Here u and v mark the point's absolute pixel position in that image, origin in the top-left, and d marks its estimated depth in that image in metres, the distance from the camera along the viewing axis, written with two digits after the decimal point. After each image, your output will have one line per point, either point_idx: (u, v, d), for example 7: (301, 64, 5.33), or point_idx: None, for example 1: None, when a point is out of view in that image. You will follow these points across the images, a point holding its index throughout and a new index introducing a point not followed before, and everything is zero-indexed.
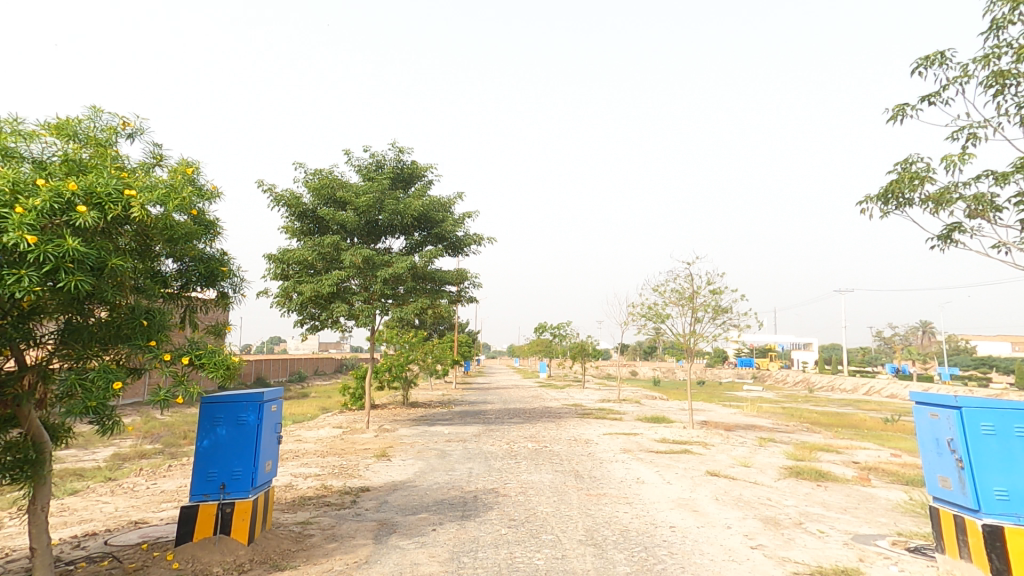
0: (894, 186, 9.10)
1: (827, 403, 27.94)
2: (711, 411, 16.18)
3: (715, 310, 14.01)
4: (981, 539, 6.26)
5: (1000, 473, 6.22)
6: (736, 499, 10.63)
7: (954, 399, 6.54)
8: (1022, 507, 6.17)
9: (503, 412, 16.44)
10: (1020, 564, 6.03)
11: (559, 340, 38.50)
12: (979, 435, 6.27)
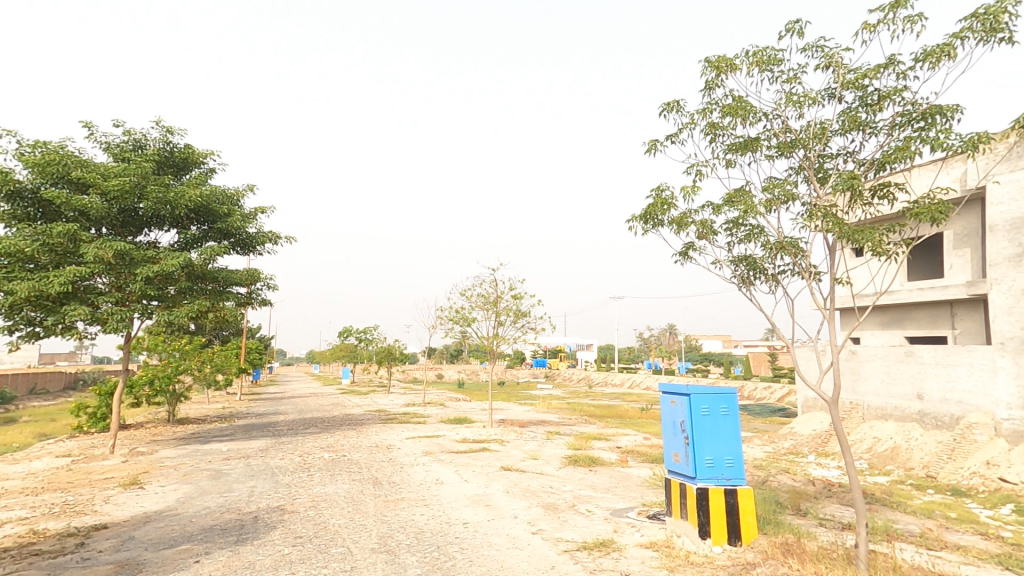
0: (652, 209, 10.79)
1: (600, 397, 32.44)
2: (508, 410, 17.36)
3: (516, 314, 14.98)
4: (694, 499, 8.92)
5: (710, 446, 9.07)
6: (524, 490, 11.02)
7: (687, 388, 9.46)
8: (722, 471, 9.02)
9: (296, 423, 15.40)
10: (716, 516, 8.79)
11: (364, 346, 37.61)
12: (701, 414, 9.18)
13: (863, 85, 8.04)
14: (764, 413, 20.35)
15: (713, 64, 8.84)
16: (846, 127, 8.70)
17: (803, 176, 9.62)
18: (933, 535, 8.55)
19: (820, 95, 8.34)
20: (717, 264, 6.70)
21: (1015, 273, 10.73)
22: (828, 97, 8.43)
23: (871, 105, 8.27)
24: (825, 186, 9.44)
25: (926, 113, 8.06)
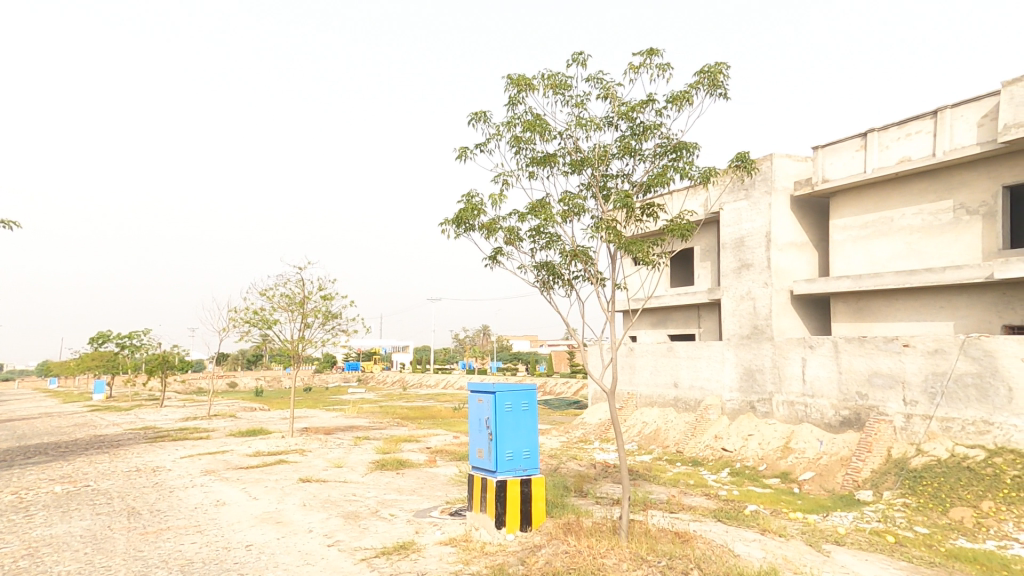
0: (462, 213, 10.40)
1: (414, 398, 32.44)
2: (314, 418, 16.31)
3: (325, 316, 14.01)
4: (493, 492, 9.33)
5: (510, 440, 9.61)
6: (323, 501, 10.22)
7: (493, 386, 9.84)
8: (519, 463, 9.62)
9: (14, 453, 12.15)
10: (511, 505, 9.36)
11: (127, 352, 31.52)
12: (504, 410, 9.68)
13: (633, 118, 9.47)
14: (562, 406, 22.48)
15: (513, 81, 9.28)
16: (621, 152, 10.11)
17: (591, 193, 10.80)
18: (675, 500, 10.53)
19: (602, 121, 9.55)
20: (521, 271, 7.31)
21: (738, 282, 13.61)
22: (607, 125, 9.72)
23: (639, 136, 9.78)
24: (608, 202, 10.77)
25: (675, 147, 9.86)
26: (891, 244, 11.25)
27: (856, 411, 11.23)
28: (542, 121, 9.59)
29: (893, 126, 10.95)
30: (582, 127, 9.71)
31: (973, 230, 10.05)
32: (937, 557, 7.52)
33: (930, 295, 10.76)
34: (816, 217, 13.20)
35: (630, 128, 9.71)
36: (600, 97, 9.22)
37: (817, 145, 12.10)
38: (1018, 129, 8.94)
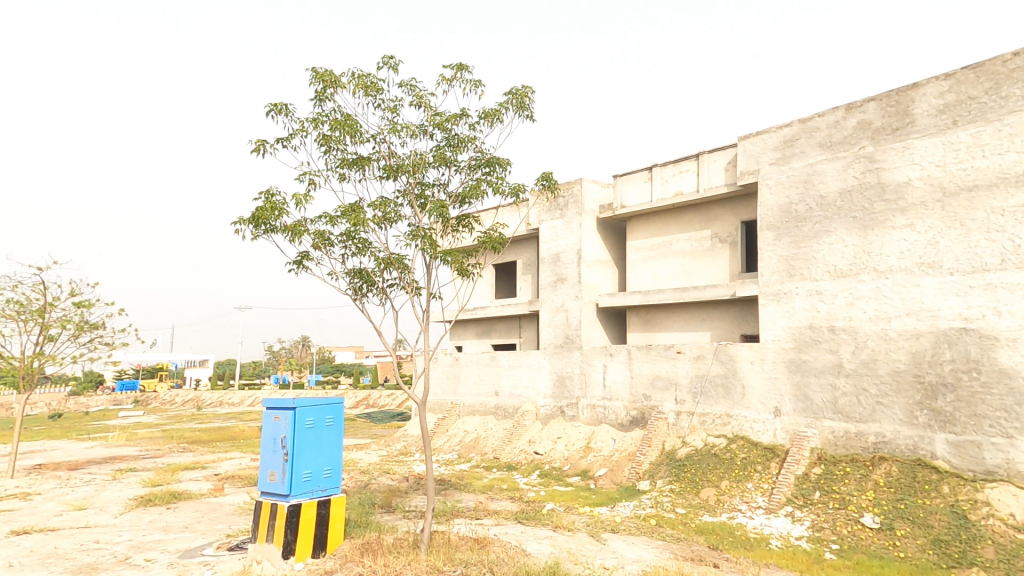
0: (260, 213, 9.03)
1: (197, 421, 28.38)
2: (52, 453, 13.58)
3: (78, 326, 11.54)
4: (283, 519, 8.21)
5: (309, 459, 8.63)
6: (43, 557, 7.95)
7: (292, 401, 8.68)
8: (318, 482, 8.74)
9: None
10: (304, 529, 8.38)
11: None
12: (304, 427, 8.66)
13: (447, 128, 9.52)
14: (386, 418, 21.78)
15: (319, 75, 8.63)
16: (436, 161, 10.08)
17: (407, 199, 10.57)
18: (482, 506, 10.66)
19: (416, 129, 9.41)
20: (333, 276, 7.65)
21: (554, 295, 14.59)
22: (422, 133, 9.59)
23: (454, 147, 9.88)
24: (424, 211, 10.62)
25: (489, 161, 10.18)
26: (669, 264, 13.12)
27: (642, 410, 12.73)
28: (353, 121, 9.05)
29: (670, 164, 12.86)
30: (396, 132, 9.41)
31: (724, 255, 12.20)
32: (684, 533, 9.00)
33: (695, 309, 12.78)
34: (617, 237, 14.84)
35: (445, 138, 9.74)
36: (413, 104, 9.07)
37: (616, 174, 13.69)
38: (748, 176, 11.48)
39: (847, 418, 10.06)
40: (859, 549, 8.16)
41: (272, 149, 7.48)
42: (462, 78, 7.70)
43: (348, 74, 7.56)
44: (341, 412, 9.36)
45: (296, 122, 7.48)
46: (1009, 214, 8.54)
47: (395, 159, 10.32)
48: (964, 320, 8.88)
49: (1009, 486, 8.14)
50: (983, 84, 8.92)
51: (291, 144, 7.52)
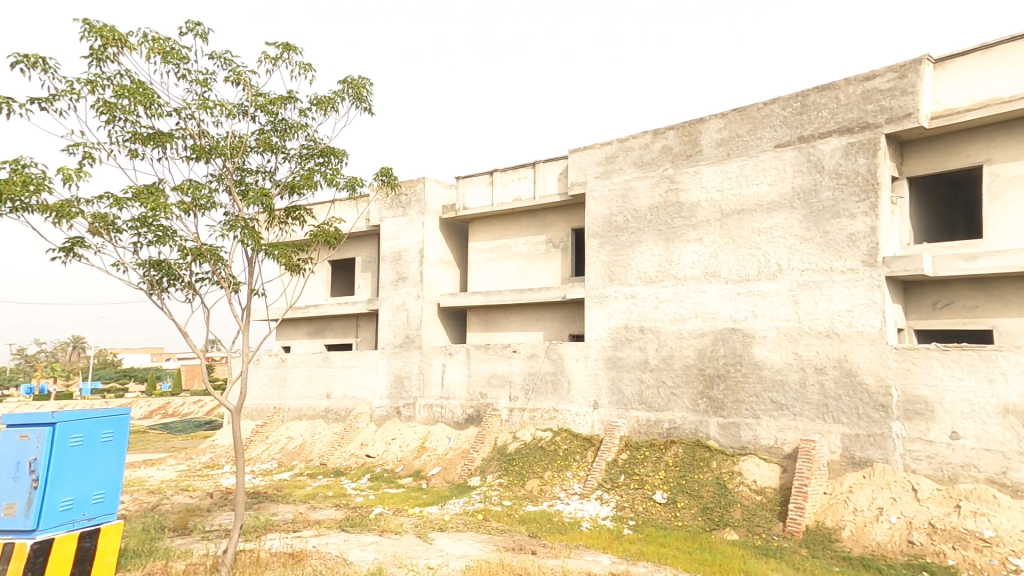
0: (5, 188, 7.07)
1: None
2: None
3: None
4: (21, 561, 6.34)
5: (72, 484, 6.93)
6: None
7: (50, 415, 6.86)
8: (83, 510, 7.11)
9: None
10: (54, 570, 6.60)
11: None
12: (67, 446, 6.93)
13: (272, 111, 8.59)
14: (189, 429, 18.86)
15: (95, 29, 7.12)
16: (259, 146, 9.03)
17: (223, 186, 9.28)
18: (301, 517, 9.73)
19: (234, 108, 8.34)
20: (119, 267, 7.49)
21: (394, 294, 14.16)
22: (241, 114, 8.52)
23: (282, 133, 8.96)
24: (244, 200, 9.40)
25: (323, 151, 9.45)
26: (508, 267, 13.63)
27: (478, 408, 12.95)
28: (147, 89, 7.65)
29: (509, 170, 13.40)
30: (206, 109, 8.19)
31: (557, 260, 13.10)
32: (508, 525, 9.40)
33: (529, 310, 13.46)
34: (458, 238, 14.97)
35: (270, 122, 8.77)
36: (228, 80, 8.00)
37: (459, 175, 13.85)
38: (577, 187, 12.63)
39: (649, 408, 11.80)
40: (650, 522, 9.99)
41: (24, 110, 6.68)
42: (287, 59, 7.93)
43: (143, 37, 7.29)
44: (121, 424, 7.74)
45: (64, 83, 6.94)
46: (763, 235, 10.96)
47: (206, 139, 8.98)
48: (734, 322, 11.22)
49: (754, 458, 10.75)
50: (745, 125, 11.16)
51: (54, 106, 6.96)
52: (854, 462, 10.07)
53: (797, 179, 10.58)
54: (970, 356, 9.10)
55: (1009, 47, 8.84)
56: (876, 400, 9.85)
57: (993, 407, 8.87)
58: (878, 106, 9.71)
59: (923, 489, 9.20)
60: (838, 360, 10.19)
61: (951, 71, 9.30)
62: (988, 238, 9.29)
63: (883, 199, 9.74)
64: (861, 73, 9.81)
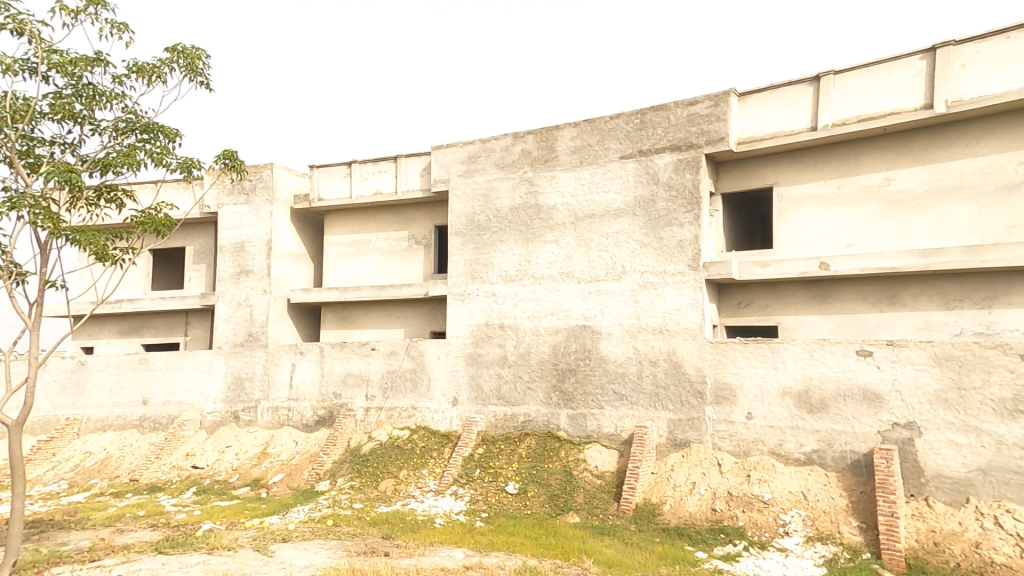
0: None
1: None
2: None
3: None
4: None
5: None
6: None
7: None
8: None
9: None
10: None
11: None
12: None
13: (72, 73, 7.27)
14: None
15: None
16: (56, 113, 7.58)
17: (4, 157, 7.61)
18: (102, 544, 8.33)
19: (15, 64, 6.90)
20: None
21: (235, 288, 12.86)
22: (27, 73, 7.07)
23: (88, 100, 7.62)
24: (34, 174, 7.79)
25: (146, 126, 8.24)
26: (368, 262, 13.22)
27: (330, 409, 12.32)
28: None
29: (369, 162, 13.01)
30: None
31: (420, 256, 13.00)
32: (360, 528, 9.08)
33: (390, 306, 13.15)
34: (313, 230, 14.13)
35: (70, 86, 7.41)
36: (6, 28, 6.60)
37: (313, 164, 13.10)
38: (440, 184, 12.67)
39: (506, 402, 12.25)
40: (502, 513, 10.40)
41: None
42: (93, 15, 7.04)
43: None
44: None
45: None
46: (610, 238, 12.04)
47: None
48: (585, 319, 12.16)
49: (597, 445, 11.77)
50: (595, 136, 12.16)
51: None
52: (676, 443, 11.55)
53: (637, 189, 11.82)
54: (762, 348, 10.96)
55: (791, 89, 10.73)
56: (694, 387, 11.38)
57: (776, 390, 10.77)
58: (699, 129, 11.25)
59: (725, 463, 10.90)
60: (667, 353, 11.59)
61: (752, 105, 11.04)
62: (777, 249, 11.25)
63: (703, 212, 11.29)
64: (686, 99, 11.26)
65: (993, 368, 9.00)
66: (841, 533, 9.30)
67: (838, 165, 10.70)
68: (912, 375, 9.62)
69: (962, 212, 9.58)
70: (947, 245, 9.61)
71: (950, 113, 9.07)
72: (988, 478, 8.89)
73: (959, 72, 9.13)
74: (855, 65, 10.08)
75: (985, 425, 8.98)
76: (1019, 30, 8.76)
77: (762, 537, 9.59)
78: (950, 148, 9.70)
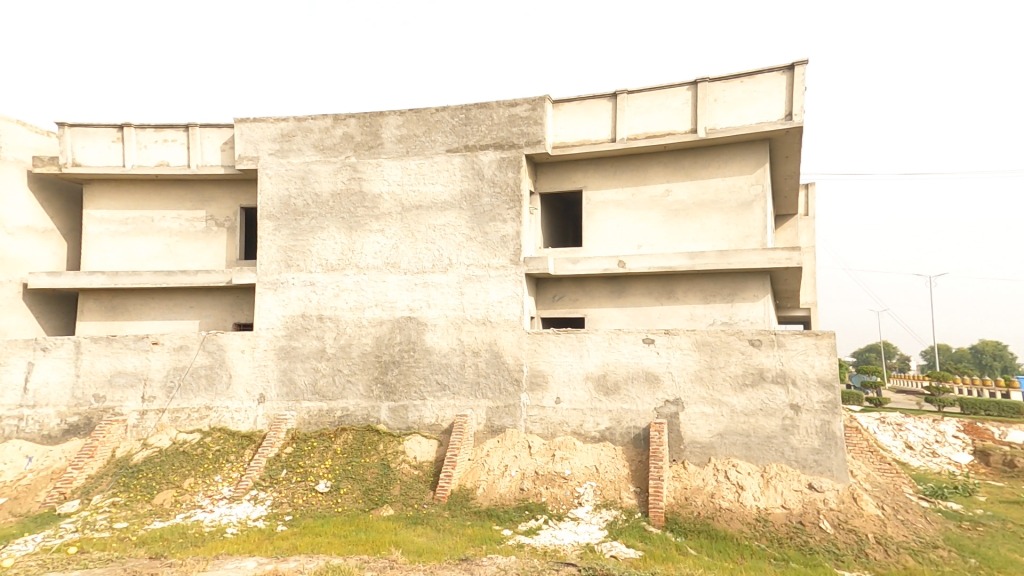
0: None
1: None
2: None
3: None
4: None
5: None
6: None
7: None
8: None
9: None
10: None
11: None
12: None
13: None
14: None
15: None
16: None
17: None
18: None
19: None
20: None
21: None
22: None
23: None
24: None
25: None
26: (151, 244, 12.04)
27: (85, 416, 11.19)
28: None
29: (150, 129, 11.81)
30: None
31: (218, 240, 12.09)
32: (119, 552, 7.89)
33: (182, 295, 12.07)
34: (70, 203, 12.68)
35: None
36: None
37: (65, 124, 11.64)
38: (247, 162, 11.73)
39: (321, 397, 11.64)
40: (308, 514, 9.78)
41: None
42: None
43: None
44: None
45: None
46: (438, 231, 12.09)
47: None
48: (410, 310, 12.05)
49: (417, 436, 11.74)
50: (421, 127, 12.10)
51: None
52: (493, 430, 12.05)
53: (463, 183, 12.03)
54: (570, 338, 11.95)
55: (594, 103, 11.87)
56: (512, 375, 11.99)
57: (580, 375, 11.85)
58: (519, 130, 11.84)
59: (534, 445, 11.67)
60: (489, 344, 12.02)
61: (563, 113, 12.00)
62: (586, 248, 12.36)
63: (523, 210, 11.87)
64: (506, 100, 11.76)
65: (732, 351, 11.03)
66: (621, 498, 10.64)
67: (632, 175, 12.14)
68: (681, 359, 11.34)
69: (718, 222, 11.56)
70: (706, 249, 11.51)
71: (707, 138, 10.88)
72: (725, 440, 10.89)
73: (712, 105, 11.03)
74: (642, 88, 11.54)
75: (724, 397, 10.99)
76: (751, 76, 10.84)
77: (560, 509, 10.52)
78: (708, 168, 11.64)
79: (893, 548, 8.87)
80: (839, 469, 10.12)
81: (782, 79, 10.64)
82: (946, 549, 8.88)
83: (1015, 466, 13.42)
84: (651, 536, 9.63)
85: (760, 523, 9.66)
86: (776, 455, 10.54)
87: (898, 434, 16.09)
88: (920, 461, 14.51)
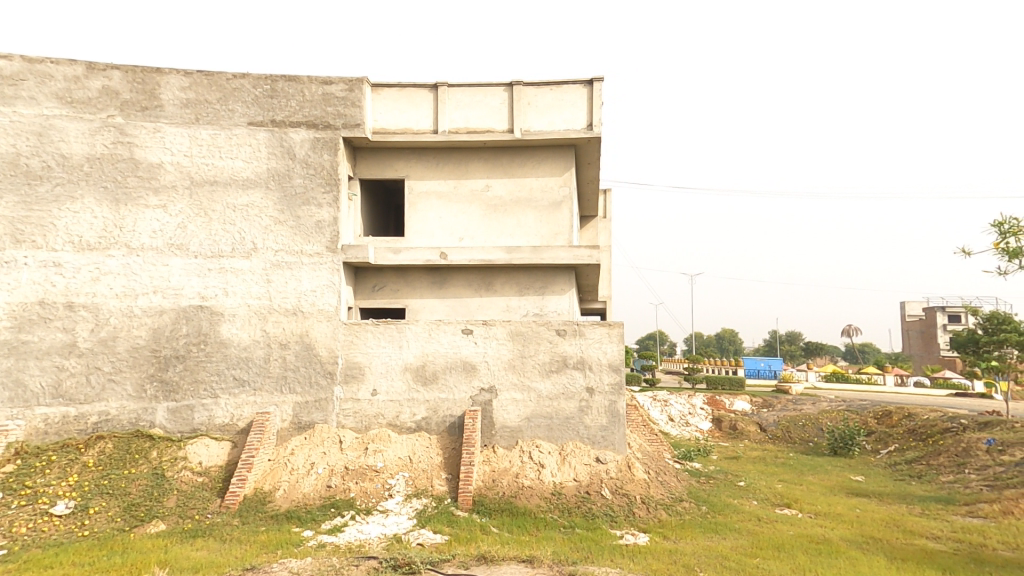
0: None
1: None
2: None
3: None
4: None
5: None
6: None
7: None
8: None
9: None
10: None
11: None
12: None
13: None
14: None
15: None
16: None
17: None
18: None
19: None
20: None
21: None
22: None
23: None
24: None
25: None
26: None
27: None
28: None
29: None
30: None
31: None
32: None
33: None
34: None
35: None
36: None
37: None
38: None
39: (66, 401, 10.04)
40: (34, 544, 8.17)
41: None
42: None
43: None
44: None
45: None
46: (238, 211, 10.86)
47: None
48: (200, 299, 10.67)
49: (204, 439, 10.47)
50: (214, 92, 10.78)
51: None
52: (300, 426, 11.22)
53: (271, 161, 10.98)
54: (389, 329, 11.69)
55: (415, 92, 11.79)
56: (325, 368, 11.30)
57: (399, 366, 11.65)
58: (335, 110, 11.19)
59: (346, 440, 11.16)
60: (300, 335, 11.15)
61: (382, 99, 11.68)
62: (407, 238, 12.21)
63: (341, 195, 11.21)
64: (319, 75, 11.04)
65: (541, 340, 11.86)
66: (432, 486, 10.79)
67: (453, 168, 12.31)
68: (496, 348, 11.86)
69: (532, 219, 12.30)
70: (521, 244, 12.17)
71: (520, 138, 11.48)
72: (531, 423, 11.67)
73: (526, 107, 11.69)
74: (463, 83, 11.75)
75: (532, 383, 11.77)
76: (559, 85, 11.73)
77: (368, 504, 10.26)
78: (523, 167, 12.32)
79: (653, 505, 10.49)
80: (619, 442, 11.53)
81: (583, 92, 11.71)
82: (688, 501, 10.73)
83: (736, 429, 17.25)
84: (458, 520, 9.91)
85: (554, 496, 10.60)
86: (573, 434, 11.62)
87: (664, 408, 19.04)
88: (677, 430, 17.47)
